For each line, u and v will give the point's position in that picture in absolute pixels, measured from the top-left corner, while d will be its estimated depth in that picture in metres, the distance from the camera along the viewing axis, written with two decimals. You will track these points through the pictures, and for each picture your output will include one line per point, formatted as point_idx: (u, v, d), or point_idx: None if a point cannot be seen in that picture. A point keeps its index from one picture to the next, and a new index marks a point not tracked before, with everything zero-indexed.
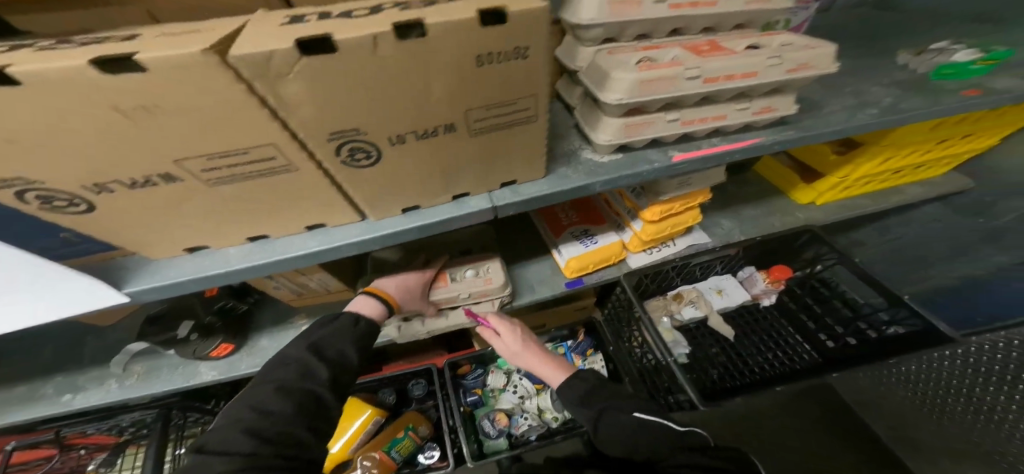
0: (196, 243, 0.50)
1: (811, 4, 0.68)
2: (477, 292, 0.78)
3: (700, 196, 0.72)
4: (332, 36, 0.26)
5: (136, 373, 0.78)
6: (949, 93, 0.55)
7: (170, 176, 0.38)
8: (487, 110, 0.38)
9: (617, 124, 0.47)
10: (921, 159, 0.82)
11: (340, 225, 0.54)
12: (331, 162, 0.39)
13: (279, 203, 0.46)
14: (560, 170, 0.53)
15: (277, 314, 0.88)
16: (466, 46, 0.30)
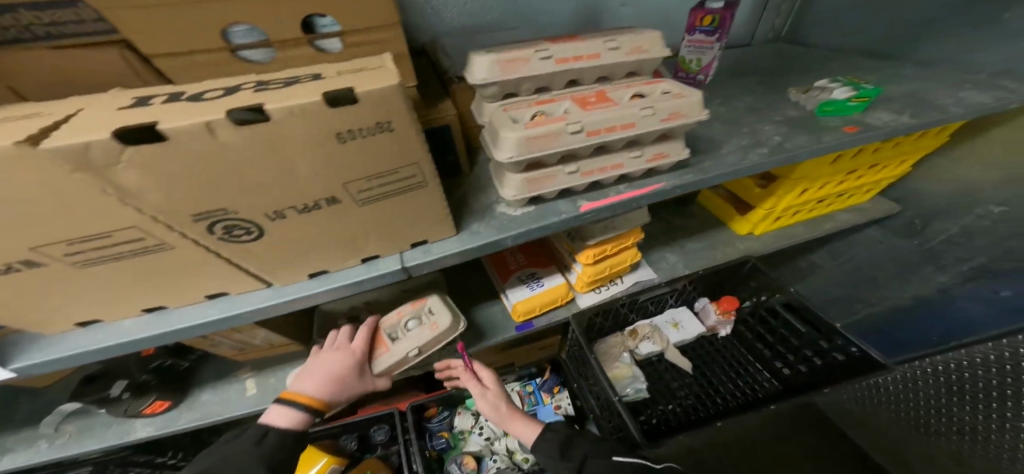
0: (87, 319, 0.45)
1: (714, 44, 0.72)
2: (429, 345, 0.65)
3: (633, 235, 0.69)
4: (161, 125, 0.26)
5: (68, 432, 0.70)
6: (830, 130, 0.55)
7: (32, 261, 0.34)
8: (368, 182, 0.38)
9: (518, 179, 0.47)
10: (845, 188, 0.73)
11: (246, 291, 0.48)
12: (208, 241, 0.37)
13: (164, 283, 0.42)
14: (472, 226, 0.52)
15: (220, 368, 0.80)
16: (321, 125, 0.31)
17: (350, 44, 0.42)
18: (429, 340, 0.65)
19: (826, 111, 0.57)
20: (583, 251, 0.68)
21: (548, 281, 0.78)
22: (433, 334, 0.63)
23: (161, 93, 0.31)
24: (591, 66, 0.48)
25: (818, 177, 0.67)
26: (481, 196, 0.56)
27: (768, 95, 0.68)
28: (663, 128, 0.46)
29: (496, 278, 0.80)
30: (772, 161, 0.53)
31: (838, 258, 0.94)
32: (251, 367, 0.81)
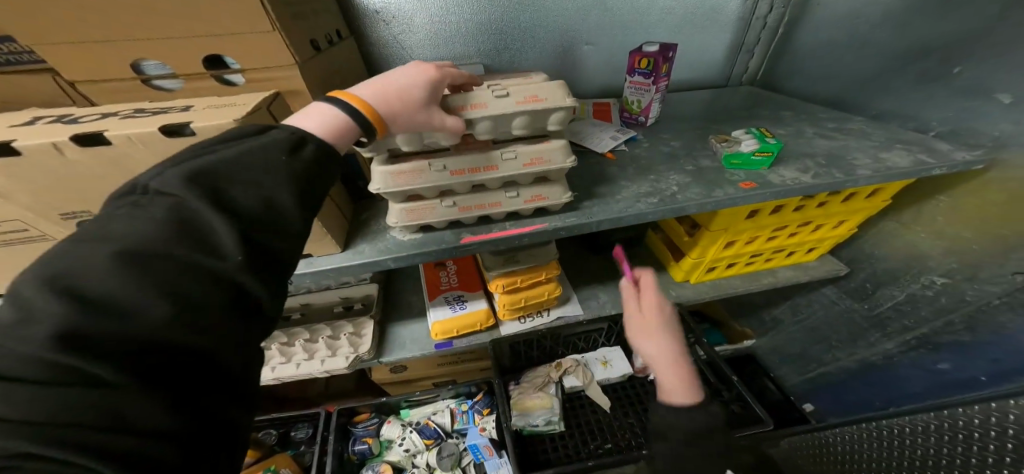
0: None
1: (650, 87, 0.61)
2: (512, 108, 0.41)
3: (548, 271, 0.71)
4: (11, 141, 0.31)
5: None
6: (727, 184, 0.48)
7: None
8: None
9: (397, 209, 0.51)
10: (786, 244, 0.68)
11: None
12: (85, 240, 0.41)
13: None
14: (358, 245, 0.55)
15: None
16: (161, 152, 0.35)
17: (252, 79, 0.47)
18: (521, 95, 0.41)
19: (732, 163, 0.51)
20: (493, 281, 0.69)
21: (472, 305, 0.82)
22: (530, 86, 0.41)
23: (54, 116, 0.38)
24: None
25: (740, 232, 0.62)
26: (382, 219, 0.60)
27: (693, 135, 0.62)
28: (528, 173, 0.46)
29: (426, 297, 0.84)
30: (656, 211, 0.48)
31: (799, 314, 1.00)
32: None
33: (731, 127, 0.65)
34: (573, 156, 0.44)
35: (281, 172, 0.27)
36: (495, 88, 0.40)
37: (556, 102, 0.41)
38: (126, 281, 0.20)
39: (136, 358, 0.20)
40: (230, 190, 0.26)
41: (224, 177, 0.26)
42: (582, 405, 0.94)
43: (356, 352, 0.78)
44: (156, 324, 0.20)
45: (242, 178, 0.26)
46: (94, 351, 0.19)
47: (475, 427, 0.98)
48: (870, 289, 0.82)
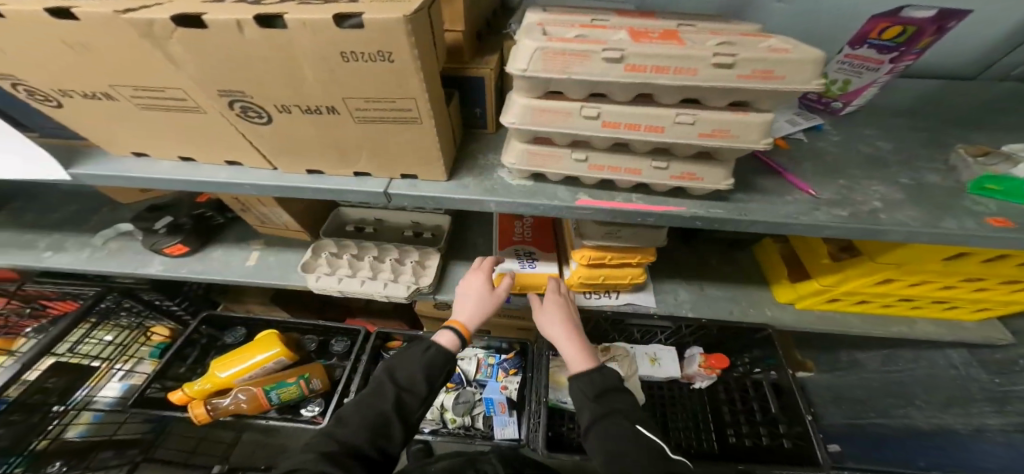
0: (137, 150, 0.47)
1: (883, 65, 0.46)
2: (731, 84, 0.30)
3: (641, 255, 0.64)
4: (202, 14, 0.29)
5: (112, 248, 0.81)
6: (968, 216, 0.38)
7: (109, 97, 0.38)
8: (366, 103, 0.38)
9: (521, 149, 0.43)
10: (948, 296, 0.59)
11: (259, 167, 0.50)
12: (232, 122, 0.41)
13: (192, 147, 0.46)
14: (463, 178, 0.50)
15: (242, 233, 0.87)
16: (330, 43, 0.32)
17: None
18: (746, 69, 0.29)
19: (988, 192, 0.39)
20: (580, 250, 0.64)
21: (541, 266, 0.78)
22: (768, 56, 0.28)
23: None
24: (653, 24, 0.37)
25: (919, 272, 0.54)
26: (491, 154, 0.54)
27: (905, 140, 0.49)
28: (698, 145, 0.35)
29: (495, 246, 0.81)
30: (848, 228, 0.39)
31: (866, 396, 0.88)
32: (263, 241, 0.86)
33: (972, 137, 0.49)
34: (771, 138, 0.34)
35: (410, 366, 0.59)
36: (717, 50, 0.29)
37: (790, 88, 0.29)
38: (359, 408, 0.55)
39: (359, 421, 0.53)
40: (397, 368, 0.60)
41: (395, 365, 0.60)
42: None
43: (417, 283, 0.76)
44: (360, 424, 0.53)
45: (402, 363, 0.60)
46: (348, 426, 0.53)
47: (497, 382, 1.05)
48: (1016, 365, 0.75)
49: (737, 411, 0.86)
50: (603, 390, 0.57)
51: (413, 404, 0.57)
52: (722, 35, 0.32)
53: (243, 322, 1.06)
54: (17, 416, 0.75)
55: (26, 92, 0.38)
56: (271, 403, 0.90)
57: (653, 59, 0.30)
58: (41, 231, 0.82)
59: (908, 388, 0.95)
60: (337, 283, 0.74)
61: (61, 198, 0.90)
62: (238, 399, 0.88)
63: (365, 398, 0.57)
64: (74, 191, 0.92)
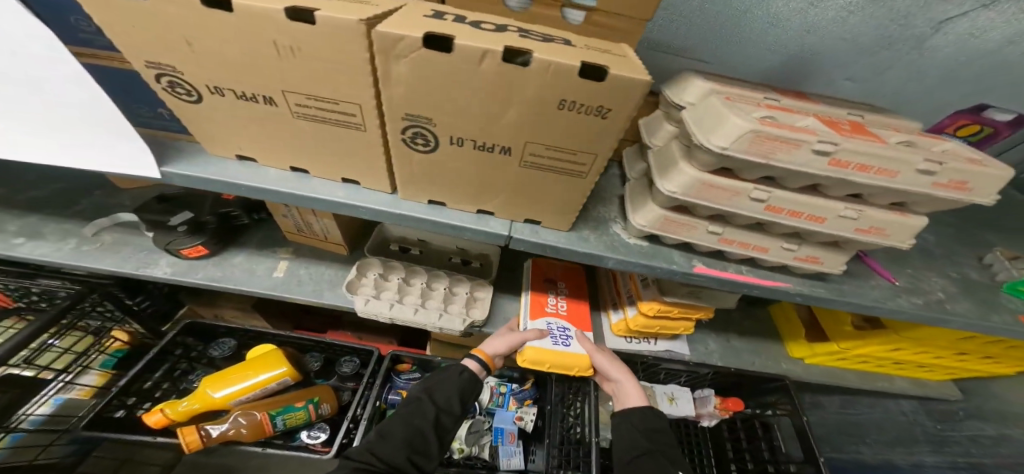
0: (243, 153, 0.50)
1: None
2: (923, 189, 0.32)
3: (703, 312, 0.68)
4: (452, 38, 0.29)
5: (102, 241, 0.86)
6: (1002, 312, 0.48)
7: (270, 100, 0.40)
8: (546, 150, 0.38)
9: (657, 214, 0.44)
10: (931, 363, 0.73)
11: (371, 189, 0.52)
12: (394, 144, 0.41)
13: (316, 163, 0.48)
14: (582, 231, 0.51)
15: (264, 237, 0.95)
16: (555, 89, 0.31)
17: (592, 23, 0.41)
18: (942, 177, 0.32)
19: (1020, 293, 0.50)
20: (649, 302, 0.67)
21: (575, 344, 0.76)
22: (966, 169, 0.31)
23: (454, 15, 0.36)
24: (826, 111, 0.40)
25: (934, 344, 0.67)
26: (598, 205, 0.55)
27: (944, 234, 0.60)
28: (849, 237, 0.38)
29: (526, 318, 0.79)
30: (922, 314, 0.47)
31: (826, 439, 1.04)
32: (289, 251, 0.93)
33: (987, 235, 0.61)
34: (914, 240, 0.38)
35: (445, 387, 0.68)
36: (926, 157, 0.31)
37: (968, 199, 0.33)
38: (400, 422, 0.62)
39: (396, 435, 0.60)
40: (435, 388, 0.68)
41: (433, 384, 0.68)
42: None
43: (470, 316, 0.80)
44: (400, 438, 0.60)
45: (439, 385, 0.68)
46: (390, 436, 0.60)
47: (512, 413, 1.03)
48: (958, 415, 0.91)
49: (740, 450, 0.95)
50: (655, 429, 0.66)
51: (450, 423, 0.65)
52: (904, 135, 0.35)
53: (229, 334, 1.01)
54: None
55: (168, 85, 0.41)
56: (275, 430, 0.85)
57: (862, 157, 0.31)
58: (58, 219, 0.86)
59: (861, 429, 1.09)
60: (389, 309, 0.77)
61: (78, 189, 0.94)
62: (238, 424, 0.82)
63: (405, 415, 0.64)
64: (79, 185, 0.95)
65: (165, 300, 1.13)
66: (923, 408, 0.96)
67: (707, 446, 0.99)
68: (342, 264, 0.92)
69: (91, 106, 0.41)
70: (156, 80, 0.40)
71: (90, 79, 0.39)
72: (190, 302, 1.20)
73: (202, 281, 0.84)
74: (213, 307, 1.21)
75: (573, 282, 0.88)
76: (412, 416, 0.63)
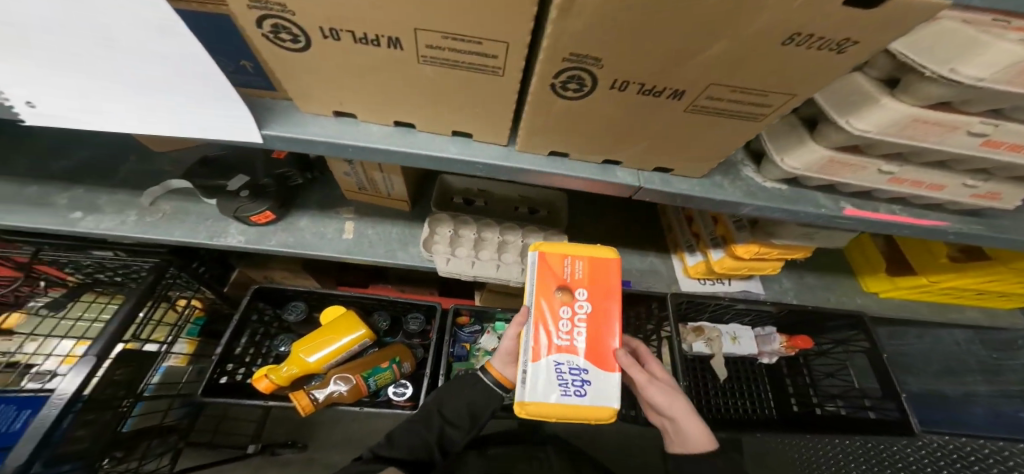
0: (345, 111, 0.50)
1: None
2: None
3: (800, 253, 0.69)
4: None
5: (162, 211, 0.83)
6: None
7: (397, 42, 0.35)
8: (729, 92, 0.34)
9: (822, 156, 0.40)
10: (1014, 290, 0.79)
11: (483, 141, 0.55)
12: (541, 88, 0.39)
13: (439, 118, 0.49)
14: (715, 177, 0.50)
15: (322, 199, 0.97)
16: (796, 21, 0.25)
17: None
18: None
19: None
20: (746, 244, 0.67)
21: (592, 392, 0.53)
22: None
23: None
24: None
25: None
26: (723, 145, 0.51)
27: None
28: None
29: (524, 353, 0.54)
30: None
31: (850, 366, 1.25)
32: (351, 210, 0.97)
33: None
34: None
35: (455, 400, 0.76)
36: None
37: None
38: (409, 430, 0.73)
39: (405, 442, 0.71)
40: (444, 399, 0.76)
41: (443, 397, 0.77)
42: (702, 368, 1.24)
43: None
44: (405, 448, 0.70)
45: (448, 396, 0.77)
46: (399, 442, 0.71)
47: None
48: (1017, 343, 0.99)
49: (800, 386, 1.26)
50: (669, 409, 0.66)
51: (455, 436, 0.74)
52: None
53: (298, 297, 1.13)
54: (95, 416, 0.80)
55: (271, 30, 0.35)
56: (370, 389, 0.96)
57: None
58: (105, 189, 0.83)
59: (914, 369, 1.22)
60: (471, 268, 0.92)
61: (112, 153, 0.90)
62: (340, 387, 0.92)
63: (415, 423, 0.74)
64: (109, 149, 0.90)
65: (218, 264, 1.15)
66: (980, 337, 1.05)
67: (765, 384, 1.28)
68: (405, 221, 0.99)
69: (176, 79, 0.37)
70: (258, 26, 0.35)
71: (181, 65, 0.35)
72: (240, 267, 1.23)
73: (277, 248, 0.87)
74: (261, 270, 1.25)
75: (593, 270, 0.57)
76: (421, 425, 0.74)
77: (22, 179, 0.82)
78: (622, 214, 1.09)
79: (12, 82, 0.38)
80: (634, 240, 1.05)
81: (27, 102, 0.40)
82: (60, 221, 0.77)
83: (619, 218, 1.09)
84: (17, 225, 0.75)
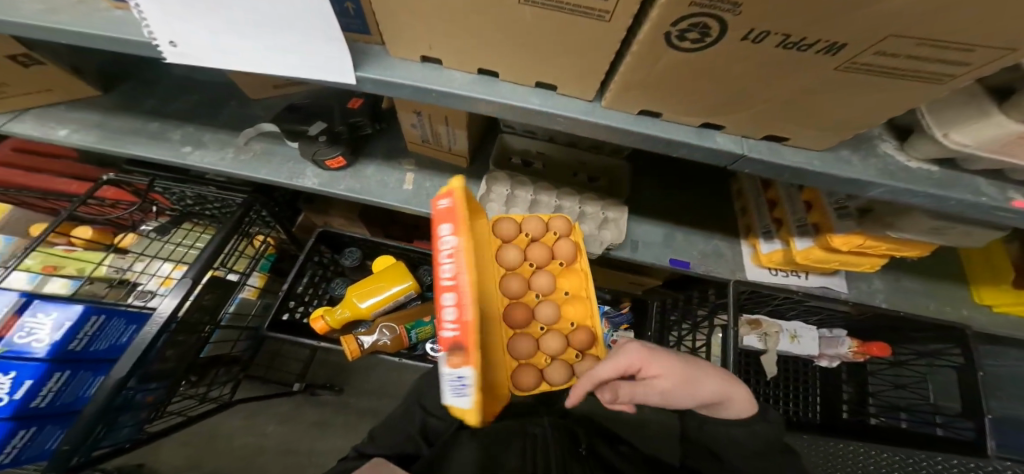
0: (432, 57, 0.53)
1: None
2: None
3: (918, 250, 0.61)
4: None
5: (254, 150, 0.89)
6: None
7: None
8: (905, 48, 0.28)
9: (1007, 135, 0.34)
10: None
11: (566, 95, 0.54)
12: (652, 36, 0.35)
13: (529, 66, 0.49)
14: (841, 151, 0.45)
15: (387, 150, 0.99)
16: None
17: None
18: None
19: None
20: (845, 237, 0.62)
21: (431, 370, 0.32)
22: None
23: None
24: None
25: None
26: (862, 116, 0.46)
27: None
28: None
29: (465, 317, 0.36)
30: None
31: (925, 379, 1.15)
32: (413, 162, 0.99)
33: None
34: None
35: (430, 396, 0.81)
36: None
37: None
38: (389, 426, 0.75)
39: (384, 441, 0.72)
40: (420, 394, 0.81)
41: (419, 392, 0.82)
42: (749, 363, 1.20)
43: (605, 240, 0.93)
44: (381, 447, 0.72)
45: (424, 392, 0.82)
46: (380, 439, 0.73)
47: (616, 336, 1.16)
48: None
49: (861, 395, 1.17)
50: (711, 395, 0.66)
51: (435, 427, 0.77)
52: None
53: (355, 244, 1.20)
54: (184, 336, 0.94)
55: None
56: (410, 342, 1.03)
57: None
58: (207, 127, 0.90)
59: (1005, 387, 1.12)
60: None
61: (210, 95, 0.97)
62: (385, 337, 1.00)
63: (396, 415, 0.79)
64: (208, 90, 0.97)
65: (288, 206, 1.24)
66: None
67: (816, 386, 1.22)
68: (462, 177, 1.00)
69: (292, 28, 0.41)
70: None
71: (303, 19, 0.39)
72: (305, 211, 1.32)
73: (345, 193, 0.91)
74: (324, 216, 1.33)
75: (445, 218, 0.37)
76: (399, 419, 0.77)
77: (140, 116, 0.90)
78: (688, 191, 1.02)
79: (159, 22, 0.43)
80: (698, 220, 0.98)
81: (171, 42, 0.46)
82: (171, 155, 0.85)
83: (685, 195, 1.01)
84: (141, 155, 0.85)
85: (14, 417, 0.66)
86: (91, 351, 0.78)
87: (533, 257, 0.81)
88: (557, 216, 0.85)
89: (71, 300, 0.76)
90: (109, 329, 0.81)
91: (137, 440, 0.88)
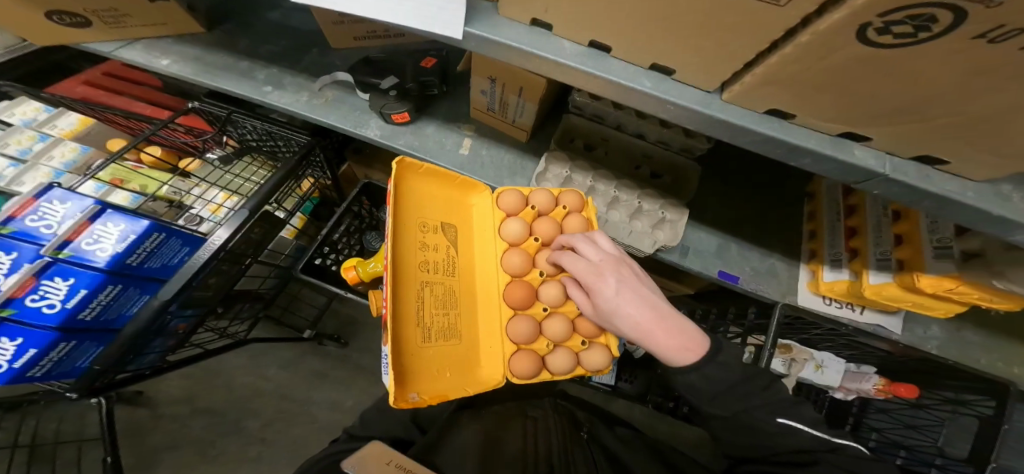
0: (542, 21, 0.51)
1: None
2: None
3: (1009, 304, 0.61)
4: None
5: (325, 97, 0.87)
6: None
7: None
8: None
9: None
10: None
11: (680, 81, 0.51)
12: (841, 27, 0.30)
13: (656, 51, 0.47)
14: (1002, 186, 0.43)
15: (448, 114, 0.96)
16: None
17: None
18: None
19: None
20: (932, 279, 0.63)
21: None
22: None
23: None
24: None
25: None
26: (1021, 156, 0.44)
27: None
28: None
29: None
30: None
31: None
32: (472, 129, 0.96)
33: None
34: None
35: None
36: None
37: None
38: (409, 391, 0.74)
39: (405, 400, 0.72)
40: None
41: None
42: None
43: (658, 240, 0.90)
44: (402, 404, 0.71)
45: None
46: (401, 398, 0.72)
47: None
48: None
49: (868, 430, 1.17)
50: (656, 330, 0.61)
51: None
52: None
53: None
54: (227, 266, 0.94)
55: None
56: None
57: None
58: (288, 70, 0.88)
59: None
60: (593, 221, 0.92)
61: (288, 33, 0.94)
62: None
63: None
64: (287, 28, 0.94)
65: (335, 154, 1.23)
66: None
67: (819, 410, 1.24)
68: (520, 150, 0.97)
69: None
70: None
71: None
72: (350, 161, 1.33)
73: (403, 149, 0.88)
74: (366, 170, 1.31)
75: None
76: None
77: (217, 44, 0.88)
78: (748, 205, 0.99)
79: None
80: (753, 234, 0.96)
81: None
82: (250, 91, 0.84)
83: (744, 208, 0.99)
84: (224, 88, 0.83)
85: (61, 328, 0.66)
86: (145, 267, 0.77)
87: (539, 232, 0.79)
88: (568, 190, 0.82)
89: (137, 213, 0.76)
90: (166, 248, 0.80)
91: (157, 368, 0.90)
